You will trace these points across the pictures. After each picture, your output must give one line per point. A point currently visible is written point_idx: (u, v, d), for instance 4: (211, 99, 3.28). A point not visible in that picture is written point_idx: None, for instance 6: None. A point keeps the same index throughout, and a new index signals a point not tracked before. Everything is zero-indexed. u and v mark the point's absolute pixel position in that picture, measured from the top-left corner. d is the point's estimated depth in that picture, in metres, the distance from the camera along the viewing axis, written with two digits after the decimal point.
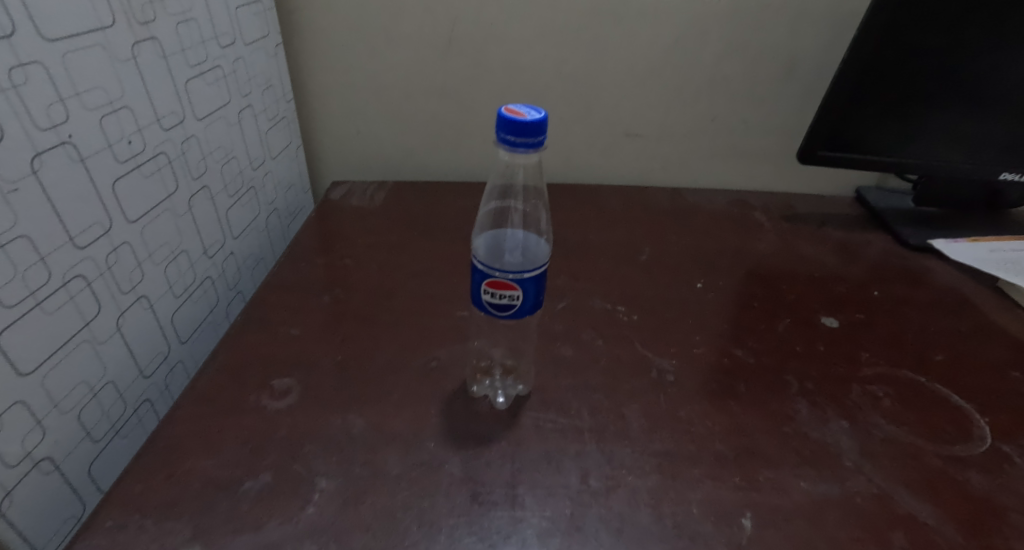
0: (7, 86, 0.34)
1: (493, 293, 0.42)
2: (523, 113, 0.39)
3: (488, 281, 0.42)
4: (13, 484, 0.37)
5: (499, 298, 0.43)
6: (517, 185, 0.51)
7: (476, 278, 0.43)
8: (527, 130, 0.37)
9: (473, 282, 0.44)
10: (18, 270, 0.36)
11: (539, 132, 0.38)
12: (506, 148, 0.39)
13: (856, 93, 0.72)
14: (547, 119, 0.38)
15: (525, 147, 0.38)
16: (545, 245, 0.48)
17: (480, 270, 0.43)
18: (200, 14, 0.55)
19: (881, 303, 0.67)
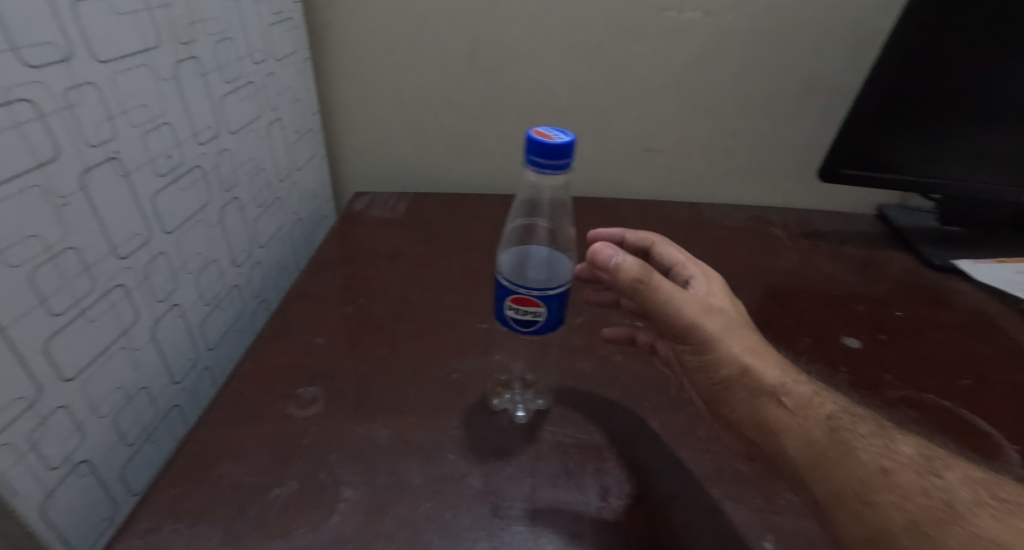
0: (62, 106, 0.36)
1: (516, 309, 0.43)
2: (552, 135, 0.40)
3: (512, 297, 0.43)
4: (53, 487, 0.38)
5: (522, 315, 0.43)
6: (543, 199, 0.52)
7: (501, 293, 0.44)
8: (555, 152, 0.38)
9: (497, 297, 0.45)
10: (65, 280, 0.38)
11: (566, 154, 0.38)
12: (533, 169, 0.40)
13: (879, 112, 0.71)
14: (575, 142, 0.39)
15: (553, 169, 0.39)
16: (569, 262, 0.48)
17: (505, 286, 0.44)
18: (236, 33, 0.57)
19: (904, 324, 0.67)
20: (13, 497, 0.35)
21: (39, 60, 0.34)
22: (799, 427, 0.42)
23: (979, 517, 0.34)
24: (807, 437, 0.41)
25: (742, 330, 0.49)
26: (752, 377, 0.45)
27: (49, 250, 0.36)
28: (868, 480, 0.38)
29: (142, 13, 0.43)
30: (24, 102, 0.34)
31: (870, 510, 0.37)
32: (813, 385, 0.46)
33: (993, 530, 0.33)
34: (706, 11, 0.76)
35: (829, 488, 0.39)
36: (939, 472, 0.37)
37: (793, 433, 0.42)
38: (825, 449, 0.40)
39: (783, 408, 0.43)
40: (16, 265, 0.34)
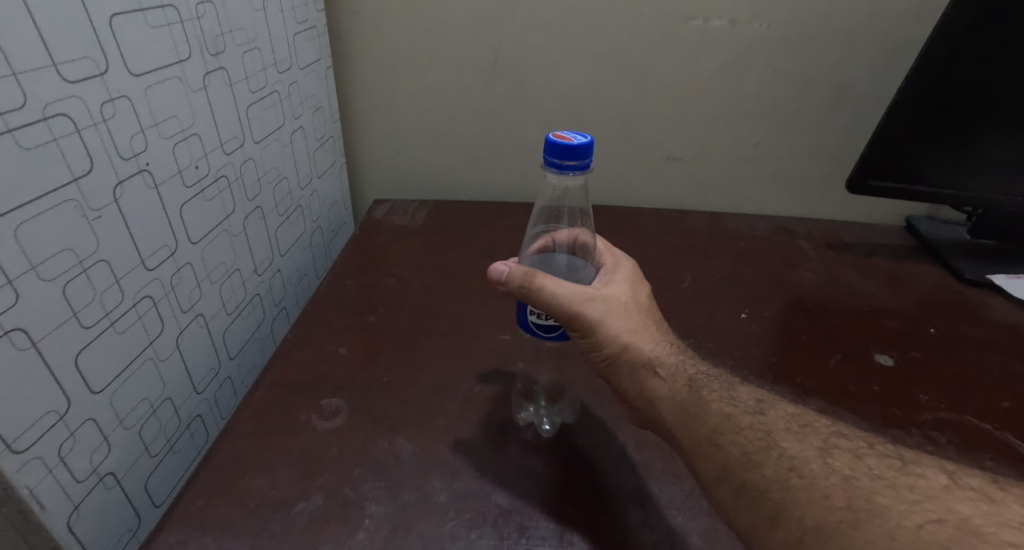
0: (98, 120, 0.36)
1: (538, 313, 0.44)
2: (570, 135, 0.39)
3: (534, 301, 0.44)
4: (79, 499, 0.38)
5: (544, 319, 0.45)
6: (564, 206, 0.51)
7: (521, 302, 0.45)
8: (574, 153, 0.38)
9: (518, 306, 0.46)
10: (97, 292, 0.38)
11: (584, 156, 0.38)
12: (553, 170, 0.39)
13: (911, 122, 0.70)
14: (594, 142, 0.39)
15: (573, 170, 0.38)
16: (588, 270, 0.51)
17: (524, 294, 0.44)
18: (263, 43, 0.58)
19: (937, 342, 0.65)
20: (41, 511, 0.35)
21: (77, 75, 0.35)
22: (669, 389, 0.42)
23: (786, 441, 0.37)
24: (670, 402, 0.41)
25: (631, 310, 0.46)
26: (632, 351, 0.44)
27: (82, 263, 0.36)
28: (723, 424, 0.39)
29: (174, 26, 0.43)
30: (62, 116, 0.34)
31: (717, 450, 0.38)
32: (678, 349, 0.46)
33: (798, 449, 0.36)
34: (732, 20, 0.75)
35: (690, 442, 0.40)
36: (763, 410, 0.39)
37: (662, 396, 0.42)
38: (693, 410, 0.40)
39: (658, 378, 0.43)
40: (49, 278, 0.34)
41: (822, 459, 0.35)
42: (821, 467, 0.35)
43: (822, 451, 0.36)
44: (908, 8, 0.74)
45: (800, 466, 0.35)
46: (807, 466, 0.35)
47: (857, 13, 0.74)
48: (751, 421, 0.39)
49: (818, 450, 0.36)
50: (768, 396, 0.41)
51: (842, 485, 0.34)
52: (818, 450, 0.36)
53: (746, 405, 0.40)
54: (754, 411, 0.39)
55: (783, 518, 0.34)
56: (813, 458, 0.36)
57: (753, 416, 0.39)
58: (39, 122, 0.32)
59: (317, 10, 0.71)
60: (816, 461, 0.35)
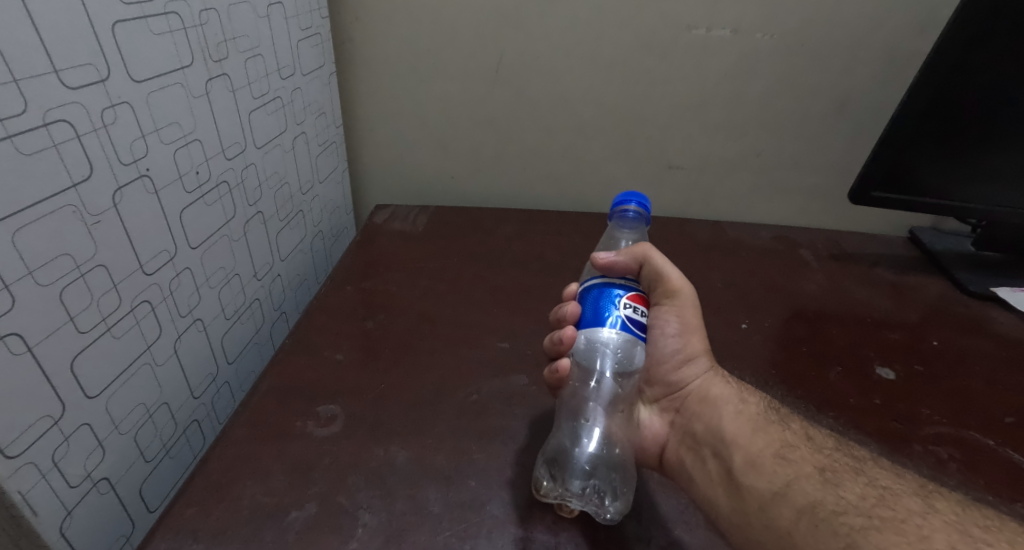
0: (98, 125, 0.37)
1: (634, 305, 0.44)
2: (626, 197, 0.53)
3: (629, 294, 0.44)
4: (73, 504, 0.38)
5: (638, 312, 0.44)
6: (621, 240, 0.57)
7: (613, 295, 0.44)
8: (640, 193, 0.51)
9: (610, 300, 0.44)
10: (94, 298, 0.38)
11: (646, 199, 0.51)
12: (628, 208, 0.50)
13: (916, 134, 0.69)
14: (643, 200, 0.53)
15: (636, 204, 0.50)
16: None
17: (616, 287, 0.44)
18: (266, 50, 0.58)
19: (941, 355, 0.64)
20: (33, 517, 0.35)
21: (77, 82, 0.35)
22: (735, 392, 0.48)
23: (880, 475, 0.37)
24: (744, 405, 0.47)
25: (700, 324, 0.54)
26: (704, 356, 0.51)
27: (80, 268, 0.36)
28: (802, 447, 0.41)
29: (177, 33, 0.44)
30: (62, 122, 0.34)
31: (784, 463, 0.40)
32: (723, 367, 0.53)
33: (892, 485, 0.36)
34: (735, 29, 0.75)
35: (744, 454, 0.42)
36: (852, 447, 0.41)
37: (728, 397, 0.48)
38: (767, 417, 0.45)
39: (723, 382, 0.49)
40: (47, 283, 0.34)
41: (921, 499, 0.35)
42: (914, 504, 0.34)
43: (922, 494, 0.35)
44: (911, 19, 0.74)
45: (890, 497, 0.35)
46: (901, 500, 0.35)
47: (860, 23, 0.74)
48: (841, 455, 0.40)
49: (915, 493, 0.35)
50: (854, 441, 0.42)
51: (945, 526, 0.32)
52: (918, 493, 0.35)
53: (836, 441, 0.42)
54: (841, 442, 0.42)
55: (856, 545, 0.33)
56: (910, 496, 0.35)
57: (842, 449, 0.41)
58: (39, 127, 0.33)
59: (321, 17, 0.71)
60: (909, 496, 0.35)
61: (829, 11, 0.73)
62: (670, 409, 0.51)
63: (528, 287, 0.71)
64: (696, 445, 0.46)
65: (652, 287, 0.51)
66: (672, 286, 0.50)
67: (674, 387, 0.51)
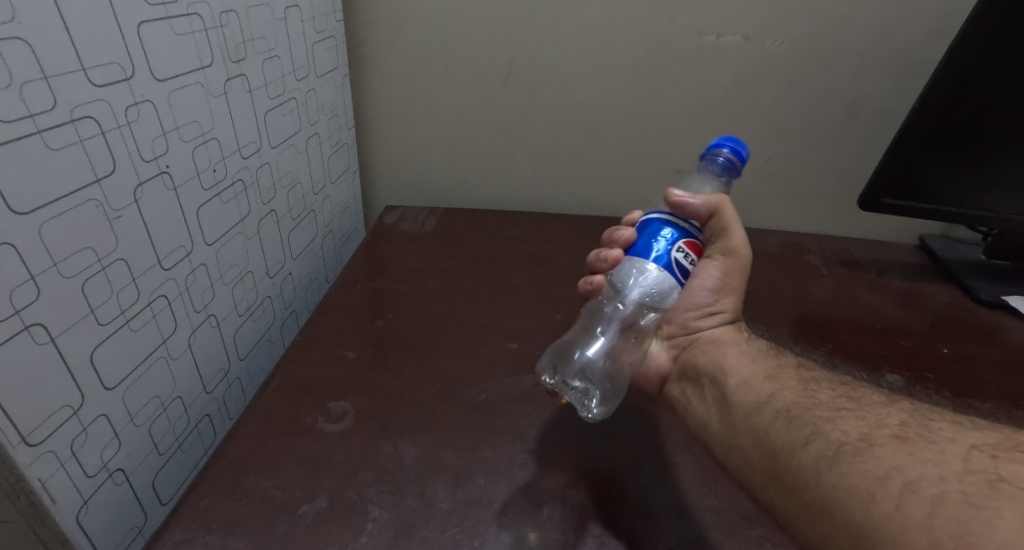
0: (122, 123, 0.37)
1: (687, 253, 0.45)
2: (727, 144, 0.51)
3: (686, 240, 0.45)
4: (88, 494, 0.39)
5: (688, 260, 0.45)
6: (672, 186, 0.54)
7: (672, 233, 0.45)
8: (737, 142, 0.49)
9: (663, 237, 0.45)
10: (113, 291, 0.39)
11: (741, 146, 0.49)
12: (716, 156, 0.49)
13: (927, 141, 0.69)
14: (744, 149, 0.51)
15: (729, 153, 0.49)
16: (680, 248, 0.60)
17: (678, 229, 0.46)
18: (283, 51, 0.59)
19: (951, 362, 0.64)
20: (52, 505, 0.36)
21: (103, 80, 0.36)
22: (745, 339, 0.53)
23: (853, 388, 0.42)
24: (751, 350, 0.51)
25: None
26: (727, 308, 0.54)
27: (101, 261, 0.37)
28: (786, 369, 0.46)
29: (199, 34, 0.45)
30: (88, 118, 0.35)
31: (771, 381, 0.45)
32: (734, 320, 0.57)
33: (862, 393, 0.41)
34: (745, 35, 0.76)
35: (747, 431, 0.42)
36: (835, 375, 0.45)
37: (739, 342, 0.52)
38: (769, 356, 0.50)
39: (738, 331, 0.54)
40: (69, 276, 0.35)
41: (885, 402, 0.39)
42: (876, 405, 0.39)
43: (887, 400, 0.40)
44: (922, 28, 0.74)
45: (856, 399, 0.40)
46: (864, 400, 0.40)
47: (870, 31, 0.74)
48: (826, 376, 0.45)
49: (880, 399, 0.40)
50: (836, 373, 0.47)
51: (898, 415, 0.37)
52: (883, 399, 0.40)
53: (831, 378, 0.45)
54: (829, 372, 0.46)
55: (820, 432, 0.37)
56: (875, 400, 0.40)
57: (826, 375, 0.45)
58: (66, 123, 0.33)
59: (336, 20, 0.72)
60: (874, 400, 0.40)
61: (840, 18, 0.74)
62: (678, 347, 0.55)
63: (537, 289, 0.72)
64: (699, 377, 0.50)
65: (713, 239, 0.52)
66: (733, 245, 0.51)
67: (691, 330, 0.55)
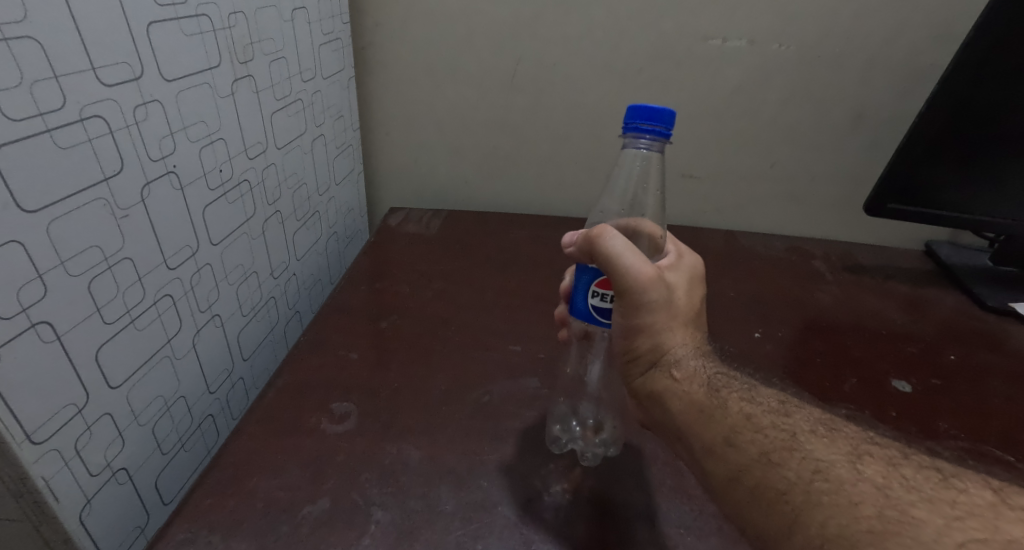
0: (130, 122, 0.38)
1: (602, 294, 0.42)
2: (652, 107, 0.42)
3: (598, 280, 0.42)
4: (91, 493, 0.39)
5: (607, 301, 0.42)
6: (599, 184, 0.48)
7: (584, 280, 0.43)
8: (657, 116, 0.41)
9: (578, 289, 0.43)
10: (119, 290, 0.39)
11: (665, 121, 0.41)
12: (634, 136, 0.42)
13: (934, 147, 0.69)
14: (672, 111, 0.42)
15: (652, 134, 0.41)
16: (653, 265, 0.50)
17: (588, 272, 0.43)
18: (289, 52, 0.59)
19: (958, 370, 0.64)
20: (56, 503, 0.36)
21: (112, 79, 0.36)
22: (682, 391, 0.42)
23: (813, 444, 0.36)
24: (685, 401, 0.41)
25: (682, 308, 0.45)
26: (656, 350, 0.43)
27: (108, 260, 0.37)
28: (739, 423, 0.38)
29: (207, 34, 0.45)
30: (96, 117, 0.35)
31: (733, 451, 0.37)
32: (706, 353, 0.45)
33: (825, 454, 0.35)
34: (751, 40, 0.75)
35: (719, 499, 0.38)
36: (789, 413, 0.39)
37: (676, 397, 0.42)
38: (710, 409, 0.40)
39: (671, 379, 0.42)
40: (76, 274, 0.35)
41: (851, 464, 0.34)
42: (848, 472, 0.33)
43: (852, 456, 0.34)
44: (928, 34, 0.74)
45: (825, 468, 0.34)
46: (833, 470, 0.34)
47: (875, 37, 0.74)
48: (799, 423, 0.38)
49: (846, 456, 0.34)
50: (797, 404, 0.40)
51: (871, 491, 0.32)
52: (848, 455, 0.34)
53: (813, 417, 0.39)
54: (780, 413, 0.39)
55: (801, 522, 0.33)
56: (840, 463, 0.34)
57: None
58: (76, 122, 0.34)
59: (343, 22, 0.72)
60: (843, 465, 0.34)
61: (847, 23, 0.74)
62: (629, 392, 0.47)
63: (540, 292, 0.72)
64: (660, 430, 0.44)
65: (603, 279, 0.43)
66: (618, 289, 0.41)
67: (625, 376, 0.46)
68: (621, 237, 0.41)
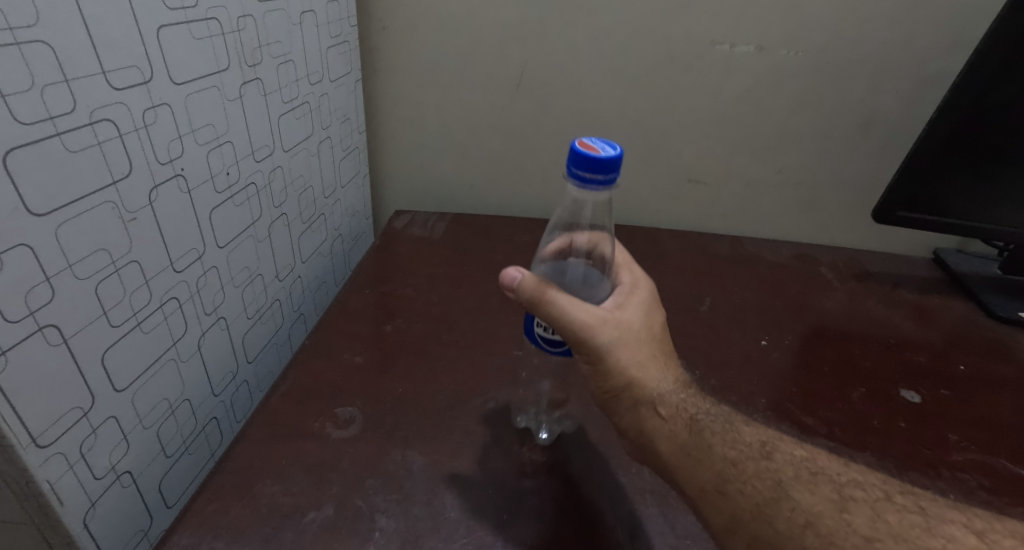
0: (138, 126, 0.38)
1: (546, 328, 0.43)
2: (599, 148, 0.39)
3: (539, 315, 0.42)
4: (96, 497, 0.38)
5: (550, 333, 0.43)
6: (585, 211, 0.45)
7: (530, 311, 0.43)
8: (601, 166, 0.38)
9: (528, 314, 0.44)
10: (126, 293, 0.39)
11: (609, 171, 0.38)
12: (576, 183, 0.40)
13: (942, 155, 0.69)
14: (620, 157, 0.39)
15: (597, 184, 0.39)
16: (603, 284, 0.48)
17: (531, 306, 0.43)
18: (297, 55, 0.59)
19: (968, 381, 0.63)
20: (60, 507, 0.36)
21: (123, 83, 0.36)
22: (670, 430, 0.41)
23: (799, 493, 0.36)
24: (675, 438, 0.41)
25: (645, 341, 0.44)
26: (635, 388, 0.42)
27: (115, 262, 0.37)
28: (725, 470, 0.38)
29: (216, 37, 0.45)
30: (106, 121, 0.35)
31: (726, 498, 0.38)
32: (686, 384, 0.45)
33: (812, 503, 0.36)
34: (760, 46, 0.75)
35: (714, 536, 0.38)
36: (771, 456, 0.39)
37: (663, 437, 0.41)
38: (698, 452, 0.40)
39: (659, 417, 0.41)
40: (84, 277, 0.35)
41: (838, 514, 0.35)
42: (837, 524, 0.34)
43: (838, 504, 0.35)
44: (938, 41, 0.73)
45: (815, 521, 0.35)
46: (823, 523, 0.35)
47: (884, 42, 0.74)
48: (789, 463, 0.38)
49: (833, 506, 0.35)
50: (776, 439, 0.41)
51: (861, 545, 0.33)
52: (834, 503, 0.35)
53: (803, 453, 0.39)
54: (761, 456, 0.39)
55: None
56: (827, 514, 0.35)
57: None
58: (86, 126, 0.34)
59: (350, 25, 0.72)
60: (831, 516, 0.35)
61: (856, 29, 0.73)
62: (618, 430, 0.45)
63: None
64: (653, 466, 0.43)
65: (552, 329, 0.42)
66: (569, 336, 0.41)
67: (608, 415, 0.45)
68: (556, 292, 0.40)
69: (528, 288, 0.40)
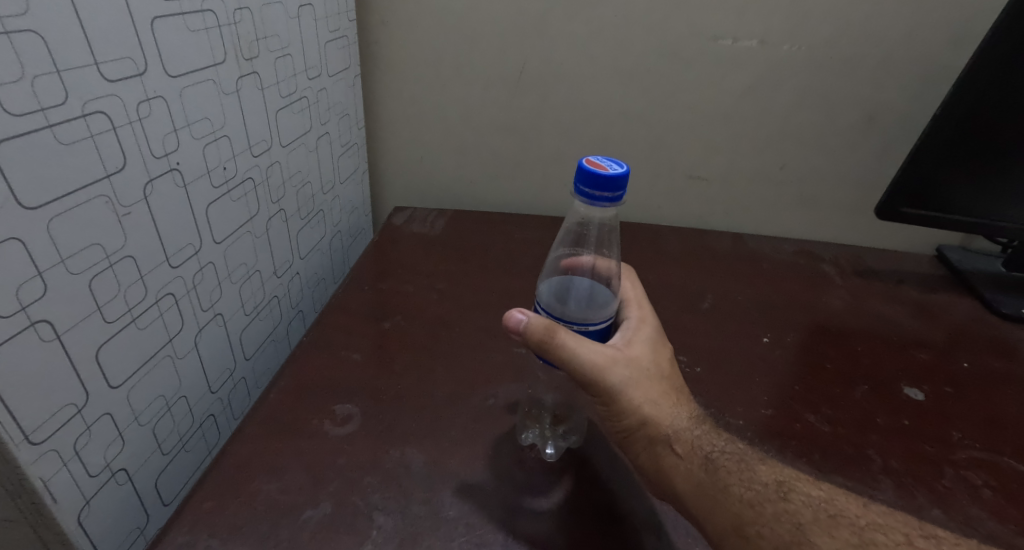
0: (133, 119, 0.37)
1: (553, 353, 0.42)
2: (605, 165, 0.39)
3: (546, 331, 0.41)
4: (90, 495, 0.38)
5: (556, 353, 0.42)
6: (593, 222, 0.47)
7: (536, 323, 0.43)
8: (607, 184, 0.38)
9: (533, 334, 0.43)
10: (121, 288, 0.38)
11: (616, 188, 0.38)
12: (583, 200, 0.39)
13: (946, 152, 0.68)
14: (627, 174, 0.39)
15: (604, 201, 0.39)
16: (612, 302, 0.46)
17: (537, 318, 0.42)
18: (296, 50, 0.59)
19: (972, 379, 0.62)
20: (53, 504, 0.35)
21: (116, 75, 0.35)
22: (686, 466, 0.41)
23: (819, 537, 0.36)
24: (692, 477, 0.41)
25: (655, 378, 0.44)
26: (649, 426, 0.42)
27: (109, 258, 0.37)
28: (743, 512, 0.38)
29: (212, 30, 0.44)
30: (99, 114, 0.34)
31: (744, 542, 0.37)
32: (701, 420, 0.44)
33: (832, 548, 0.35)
34: (762, 40, 0.74)
35: None
36: (788, 497, 0.38)
37: (681, 474, 0.41)
38: (713, 490, 0.39)
39: (674, 455, 0.41)
40: (77, 272, 0.34)
41: None
42: None
43: None
44: (942, 36, 0.73)
45: None
46: None
47: (888, 36, 0.73)
48: (811, 506, 0.38)
49: None
50: (796, 476, 0.40)
51: None
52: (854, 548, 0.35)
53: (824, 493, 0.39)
54: (778, 497, 0.38)
55: None
56: None
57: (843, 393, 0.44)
58: (78, 118, 0.33)
59: (349, 19, 0.72)
60: None
61: (860, 23, 0.72)
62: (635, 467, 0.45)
63: None
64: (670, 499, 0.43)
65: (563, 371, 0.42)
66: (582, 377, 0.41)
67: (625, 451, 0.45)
68: (565, 335, 0.40)
69: (537, 334, 0.40)
